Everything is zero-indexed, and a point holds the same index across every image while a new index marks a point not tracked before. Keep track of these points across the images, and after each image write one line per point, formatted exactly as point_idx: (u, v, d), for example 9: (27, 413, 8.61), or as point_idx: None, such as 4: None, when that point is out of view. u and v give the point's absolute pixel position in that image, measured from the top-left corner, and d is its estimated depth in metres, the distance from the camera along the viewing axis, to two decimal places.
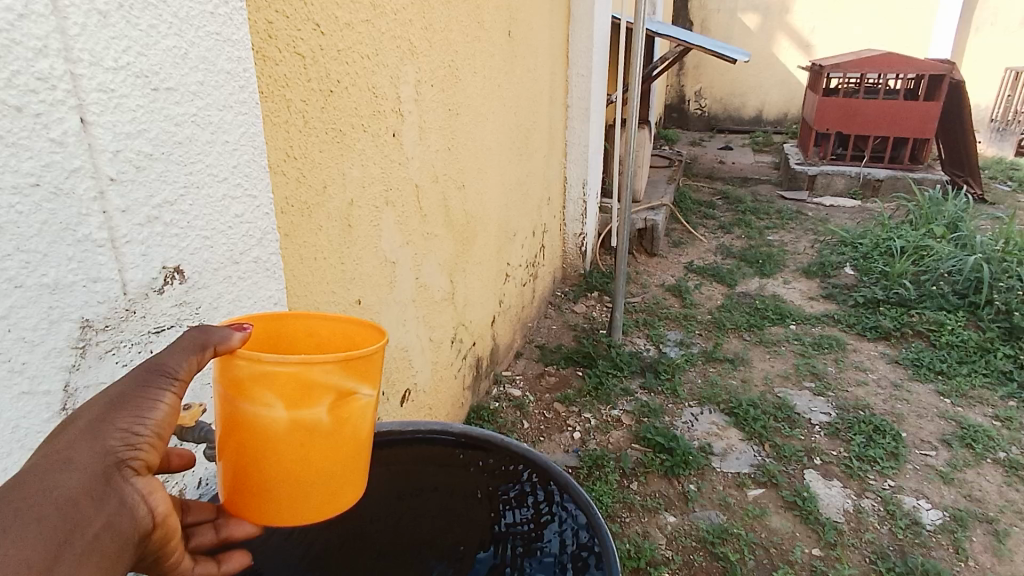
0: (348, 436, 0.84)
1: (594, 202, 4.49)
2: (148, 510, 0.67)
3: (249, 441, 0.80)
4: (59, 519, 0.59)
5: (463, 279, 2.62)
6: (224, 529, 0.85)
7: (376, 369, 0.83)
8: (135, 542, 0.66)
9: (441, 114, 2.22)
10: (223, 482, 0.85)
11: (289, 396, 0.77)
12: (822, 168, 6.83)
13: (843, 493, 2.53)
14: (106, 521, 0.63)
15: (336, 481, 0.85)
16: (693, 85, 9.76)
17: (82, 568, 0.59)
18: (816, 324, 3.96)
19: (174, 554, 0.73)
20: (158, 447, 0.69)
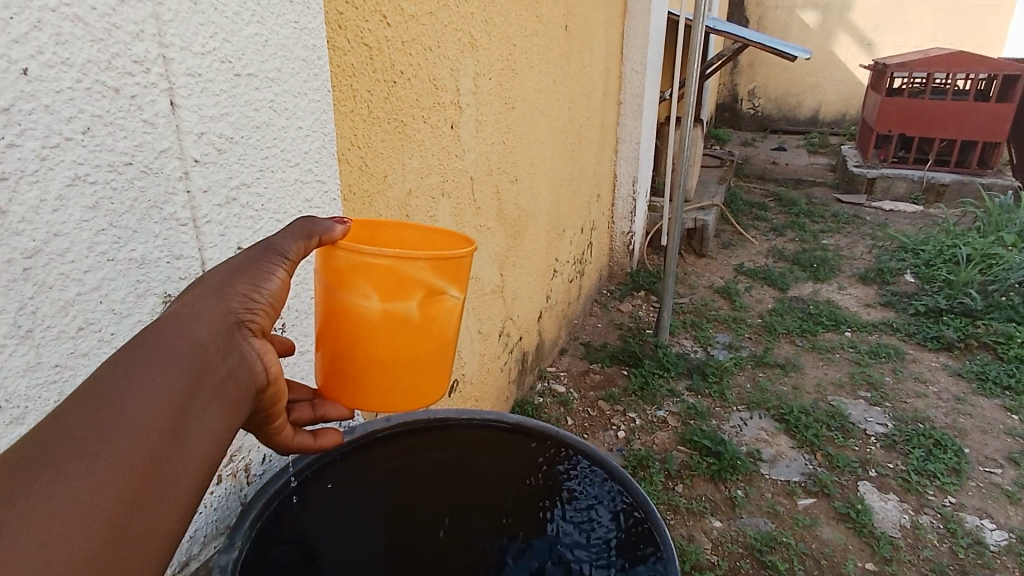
0: (434, 333, 0.89)
1: (644, 200, 4.43)
2: (263, 367, 0.70)
3: (345, 327, 0.85)
4: (192, 361, 0.61)
5: (513, 273, 2.62)
6: (321, 408, 0.89)
7: (465, 271, 0.86)
8: (251, 395, 0.69)
9: (498, 107, 2.23)
10: (320, 365, 0.90)
11: (386, 286, 0.82)
12: (883, 171, 6.58)
13: (899, 507, 2.44)
14: (228, 371, 0.65)
15: (421, 374, 0.91)
16: (747, 84, 9.52)
17: (208, 408, 0.62)
18: (873, 332, 3.82)
19: (279, 417, 0.78)
20: (272, 315, 0.71)
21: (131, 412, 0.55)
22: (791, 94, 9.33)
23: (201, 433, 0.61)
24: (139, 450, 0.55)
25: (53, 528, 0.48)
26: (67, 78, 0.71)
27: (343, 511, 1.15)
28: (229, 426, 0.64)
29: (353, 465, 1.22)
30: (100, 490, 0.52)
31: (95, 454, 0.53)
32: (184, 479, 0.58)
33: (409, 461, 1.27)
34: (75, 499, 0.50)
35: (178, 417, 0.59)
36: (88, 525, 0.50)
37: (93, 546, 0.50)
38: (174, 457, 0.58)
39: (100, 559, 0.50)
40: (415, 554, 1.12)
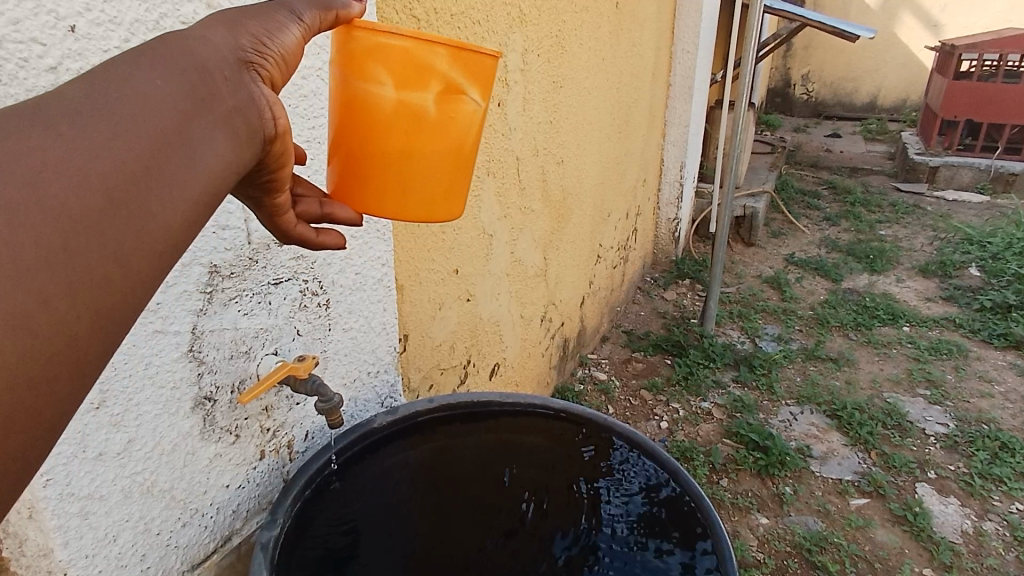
0: (453, 141, 0.76)
1: (691, 185, 4.30)
2: (273, 119, 0.58)
3: (359, 120, 0.73)
4: (193, 77, 0.51)
5: (556, 258, 2.56)
6: (329, 206, 0.76)
7: (488, 68, 0.73)
8: (260, 144, 0.57)
9: (546, 86, 2.17)
10: (334, 172, 0.79)
11: (403, 71, 0.69)
12: (946, 158, 6.24)
13: (961, 512, 2.31)
14: (238, 104, 0.54)
15: (437, 186, 0.78)
16: (801, 68, 9.12)
17: (211, 135, 0.52)
18: (934, 328, 3.63)
19: (280, 182, 0.66)
20: (285, 70, 0.60)
21: (118, 105, 0.47)
22: (848, 78, 8.90)
23: (205, 157, 0.51)
24: (132, 142, 0.46)
25: (38, 178, 0.41)
26: (115, 38, 0.69)
27: (384, 494, 1.13)
28: (239, 166, 0.54)
29: (396, 442, 1.20)
30: (92, 162, 0.44)
31: (87, 127, 0.45)
32: (187, 190, 0.49)
33: (452, 442, 1.24)
34: (64, 161, 0.43)
35: (181, 122, 0.50)
36: (78, 190, 0.43)
37: (82, 212, 0.43)
38: (176, 161, 0.49)
39: (92, 227, 0.43)
40: (453, 542, 1.10)
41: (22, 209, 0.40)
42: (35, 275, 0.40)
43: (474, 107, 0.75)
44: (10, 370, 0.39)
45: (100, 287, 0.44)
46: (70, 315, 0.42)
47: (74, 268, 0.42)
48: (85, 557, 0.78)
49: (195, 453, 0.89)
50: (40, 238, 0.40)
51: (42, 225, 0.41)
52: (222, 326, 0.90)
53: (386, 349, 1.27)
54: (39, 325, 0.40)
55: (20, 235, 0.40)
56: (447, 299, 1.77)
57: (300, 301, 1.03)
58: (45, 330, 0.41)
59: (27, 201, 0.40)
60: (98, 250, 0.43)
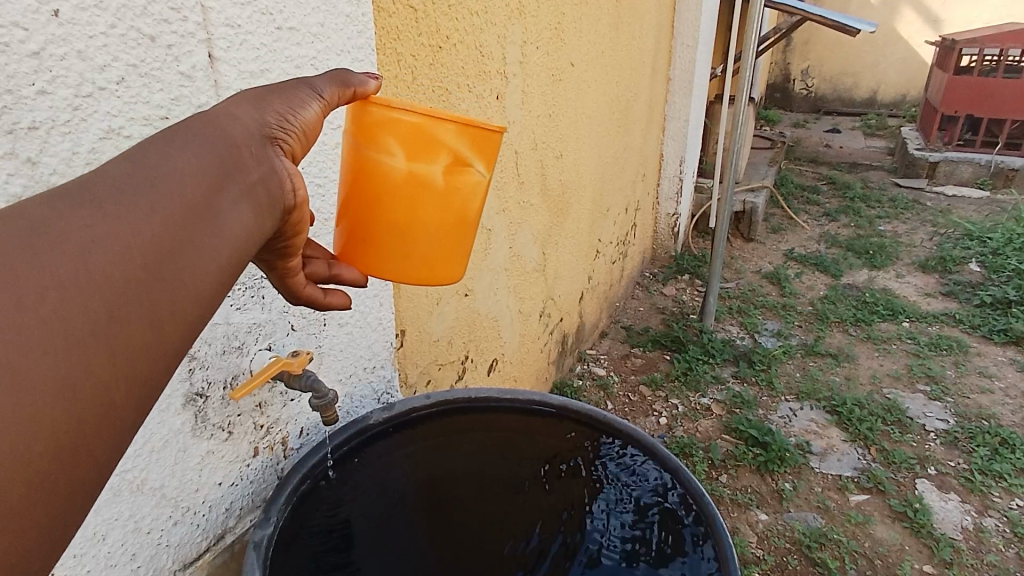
0: (457, 211, 0.77)
1: (690, 180, 4.28)
2: (292, 189, 0.62)
3: (368, 187, 0.75)
4: (223, 155, 0.55)
5: (555, 253, 2.54)
6: (336, 267, 0.78)
7: (495, 142, 0.75)
8: (280, 212, 0.61)
9: (545, 78, 2.14)
10: (340, 232, 0.80)
11: (413, 143, 0.71)
12: (946, 154, 6.22)
13: (961, 508, 2.30)
14: (262, 176, 0.59)
15: (439, 252, 0.80)
16: (801, 63, 9.08)
17: (240, 209, 0.56)
18: (933, 324, 3.62)
19: (293, 248, 0.69)
20: (304, 141, 0.64)
21: (157, 183, 0.50)
22: (848, 73, 8.88)
23: (233, 225, 0.55)
24: (169, 216, 0.50)
25: (87, 252, 0.44)
26: (101, 23, 0.67)
27: (380, 492, 1.12)
28: (260, 232, 0.58)
29: (391, 439, 1.18)
30: (134, 235, 0.47)
31: (128, 203, 0.48)
32: (214, 259, 0.53)
33: (447, 439, 1.23)
34: (108, 235, 0.46)
35: (211, 196, 0.53)
36: (121, 263, 0.46)
37: (125, 283, 0.46)
38: (205, 232, 0.52)
39: (131, 298, 0.46)
40: (451, 537, 1.08)
41: (71, 283, 0.43)
42: (82, 346, 0.42)
43: (480, 178, 0.76)
44: (51, 438, 0.40)
45: (136, 354, 0.46)
46: (110, 383, 0.44)
47: (114, 337, 0.44)
48: (73, 556, 0.76)
49: (186, 449, 0.87)
50: (89, 310, 0.43)
51: (90, 297, 0.43)
52: (214, 321, 0.87)
53: (382, 344, 1.25)
54: (84, 393, 0.42)
55: (68, 309, 0.42)
56: (445, 294, 1.75)
57: (294, 296, 1.01)
58: (86, 398, 0.42)
59: (74, 275, 0.43)
60: (136, 320, 0.46)
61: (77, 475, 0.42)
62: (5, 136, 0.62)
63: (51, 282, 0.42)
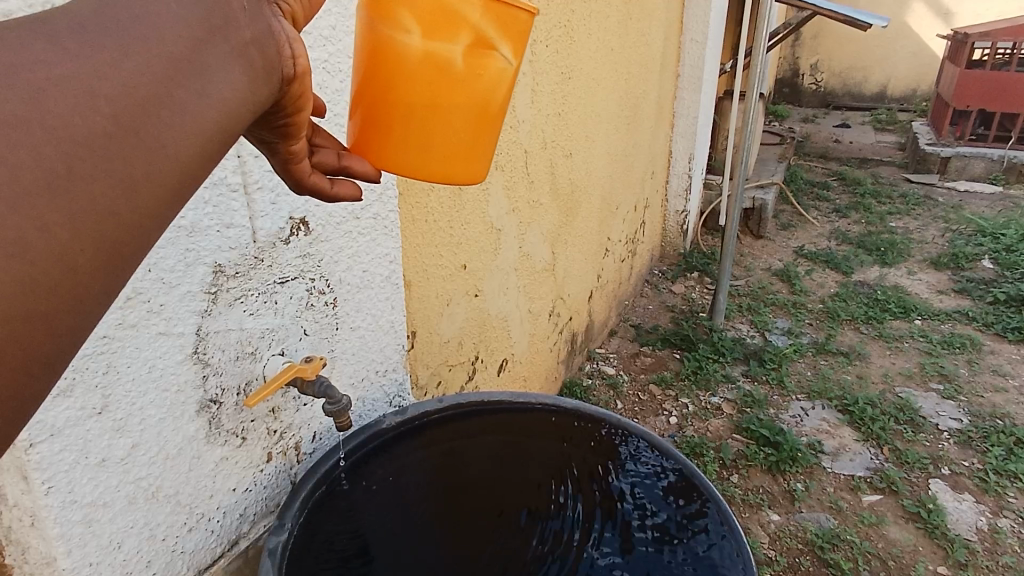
0: (480, 101, 0.70)
1: (699, 176, 4.25)
2: (291, 57, 0.52)
3: (382, 70, 0.68)
4: (206, 2, 0.46)
5: (564, 251, 2.53)
6: (347, 159, 0.70)
7: (524, 24, 0.68)
8: (275, 86, 0.51)
9: (554, 77, 2.13)
10: (353, 127, 0.74)
11: (431, 17, 0.64)
12: (958, 149, 6.15)
13: (975, 509, 2.28)
14: (257, 37, 0.49)
15: (459, 147, 0.72)
16: (810, 57, 9.00)
17: (229, 69, 0.47)
18: (946, 321, 3.59)
19: (296, 129, 0.60)
20: (307, 5, 0.53)
21: (129, 27, 0.43)
22: (858, 68, 8.80)
23: (223, 89, 0.46)
24: (142, 63, 0.42)
25: (40, 94, 0.37)
26: None
27: (392, 498, 1.11)
28: (256, 103, 0.49)
29: (404, 443, 1.18)
30: (100, 81, 0.40)
31: (95, 45, 0.41)
32: (200, 119, 0.45)
33: (461, 443, 1.23)
34: (68, 77, 0.39)
35: (196, 49, 0.45)
36: (81, 110, 0.39)
37: (87, 135, 0.39)
38: (189, 90, 0.44)
39: (98, 152, 0.39)
40: (465, 541, 1.07)
41: (20, 125, 0.36)
42: (32, 199, 0.36)
43: (505, 66, 0.69)
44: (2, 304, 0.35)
45: (102, 218, 0.40)
46: (69, 248, 0.38)
47: (73, 196, 0.38)
48: (89, 564, 0.77)
49: (200, 457, 0.87)
50: (39, 161, 0.37)
51: (40, 143, 0.37)
52: (227, 327, 0.88)
53: (393, 347, 1.24)
54: (38, 257, 0.37)
55: (16, 155, 0.36)
56: (455, 294, 1.74)
57: (307, 301, 1.01)
58: (41, 264, 0.37)
59: (23, 116, 0.36)
60: (103, 178, 0.39)
61: (32, 345, 0.37)
62: None
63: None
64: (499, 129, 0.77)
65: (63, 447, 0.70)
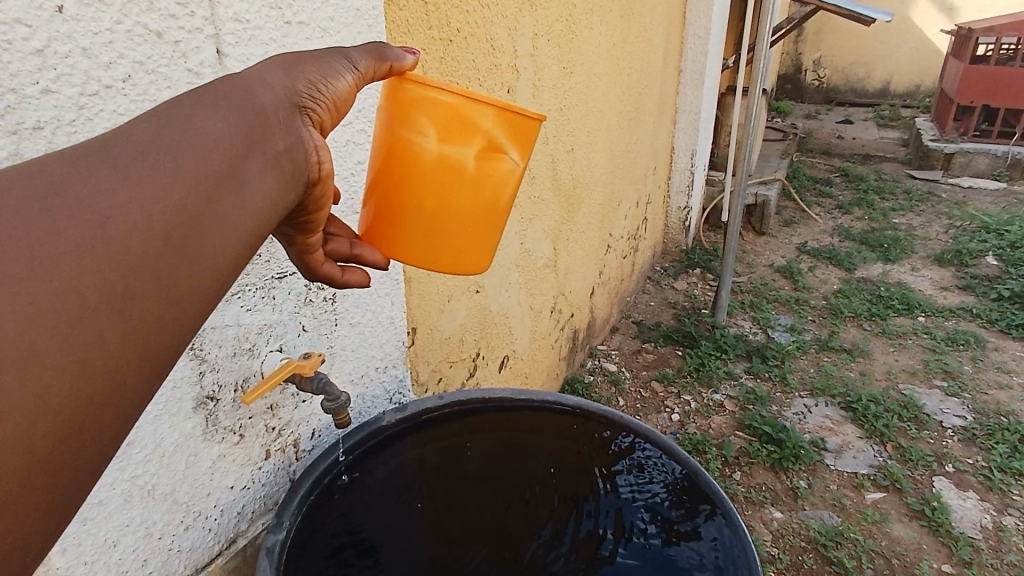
0: (487, 198, 0.76)
1: (702, 173, 4.23)
2: (317, 162, 0.60)
3: (399, 168, 0.74)
4: (249, 122, 0.53)
5: (566, 247, 2.51)
6: (358, 248, 0.77)
7: (532, 132, 0.74)
8: (303, 185, 0.59)
9: (556, 71, 2.11)
10: (367, 212, 0.79)
11: (447, 125, 0.70)
12: (962, 145, 6.12)
13: (979, 507, 2.27)
14: (289, 147, 0.56)
15: (467, 239, 0.78)
16: (812, 53, 8.96)
17: (265, 177, 0.53)
18: (950, 318, 3.57)
19: (314, 224, 0.67)
20: (333, 113, 0.61)
21: (180, 148, 0.48)
22: (861, 63, 8.76)
23: (257, 196, 0.52)
24: (192, 183, 0.47)
25: (107, 221, 0.42)
26: (106, 20, 0.66)
27: (393, 496, 1.10)
28: (283, 204, 0.56)
29: (404, 441, 1.17)
30: (156, 201, 0.45)
31: (152, 167, 0.46)
32: (237, 227, 0.50)
33: (463, 441, 1.21)
34: (130, 201, 0.43)
35: (237, 162, 0.51)
36: (141, 231, 0.43)
37: (144, 254, 0.43)
38: (229, 201, 0.50)
39: (153, 271, 0.43)
40: (467, 540, 1.06)
41: (89, 251, 0.40)
42: (95, 319, 0.40)
43: (513, 168, 0.75)
44: (59, 418, 0.38)
45: (148, 333, 0.43)
46: (121, 363, 0.42)
47: (130, 312, 0.42)
48: (83, 564, 0.75)
49: (197, 454, 0.86)
50: (104, 284, 0.41)
51: (105, 266, 0.41)
52: (224, 323, 0.86)
53: (393, 344, 1.23)
54: (94, 372, 0.40)
55: (84, 279, 0.40)
56: (456, 291, 1.73)
57: (305, 296, 1.00)
58: (97, 377, 0.40)
59: (91, 242, 0.41)
60: (156, 293, 0.44)
61: (80, 453, 0.40)
62: (8, 136, 0.60)
63: (68, 250, 0.40)
64: (504, 219, 0.82)
65: None
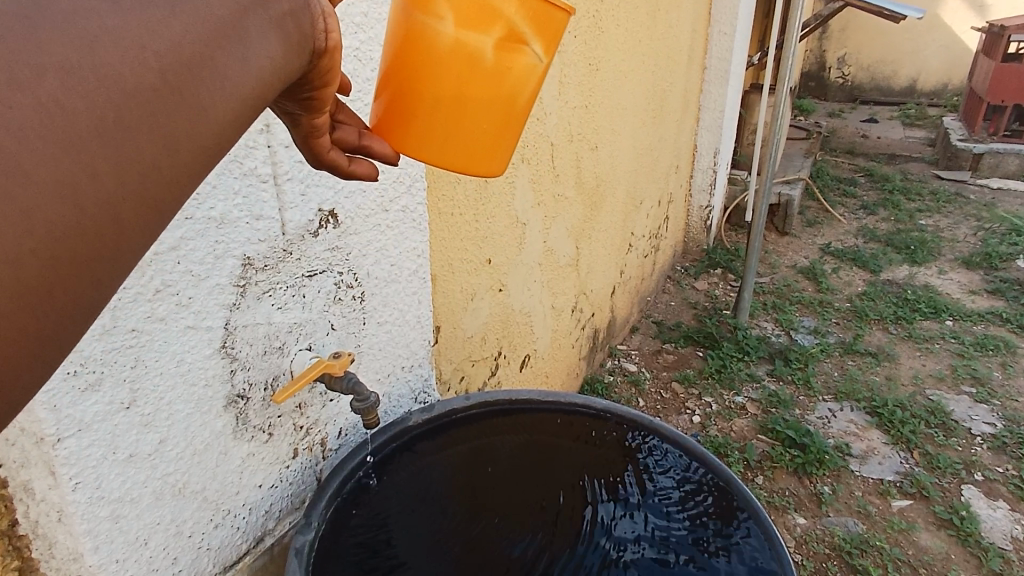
0: (506, 96, 0.68)
1: (724, 171, 4.17)
2: (324, 31, 0.51)
3: (413, 58, 0.66)
4: None
5: (588, 246, 2.49)
6: (367, 138, 0.66)
7: (560, 25, 0.66)
8: (307, 56, 0.51)
9: (582, 68, 2.09)
10: (378, 108, 0.71)
11: (467, 7, 0.62)
12: (992, 145, 5.98)
13: (1010, 517, 2.21)
14: (295, 10, 0.49)
15: (480, 140, 0.70)
16: (837, 50, 8.79)
17: (268, 38, 0.47)
18: (979, 323, 3.49)
19: (322, 104, 0.57)
20: None
21: None
22: (887, 61, 8.60)
23: (261, 56, 0.46)
24: (193, 25, 0.42)
25: (94, 43, 0.37)
26: None
27: (420, 496, 1.09)
28: (288, 74, 0.49)
29: (431, 441, 1.16)
30: (151, 35, 0.40)
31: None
32: (240, 86, 0.45)
33: (487, 441, 1.20)
34: (121, 29, 0.38)
35: (239, 15, 0.45)
36: (134, 63, 0.38)
37: (136, 88, 0.39)
38: (230, 55, 0.44)
39: (145, 107, 0.39)
40: (492, 540, 1.05)
41: (75, 70, 0.36)
42: (82, 144, 0.36)
43: (536, 63, 0.67)
44: (48, 242, 0.35)
45: (143, 173, 0.39)
46: (113, 198, 0.38)
47: (122, 147, 0.38)
48: (115, 561, 0.75)
49: (227, 452, 0.86)
50: (92, 107, 0.36)
51: (92, 90, 0.37)
52: (255, 321, 0.86)
53: (420, 343, 1.22)
54: (86, 204, 0.37)
55: (70, 97, 0.36)
56: (480, 289, 1.72)
57: (335, 295, 0.99)
58: (89, 209, 0.37)
59: (78, 63, 0.36)
60: (148, 133, 0.39)
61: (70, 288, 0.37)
62: None
63: (53, 64, 0.35)
64: (522, 129, 0.74)
65: (92, 442, 0.69)
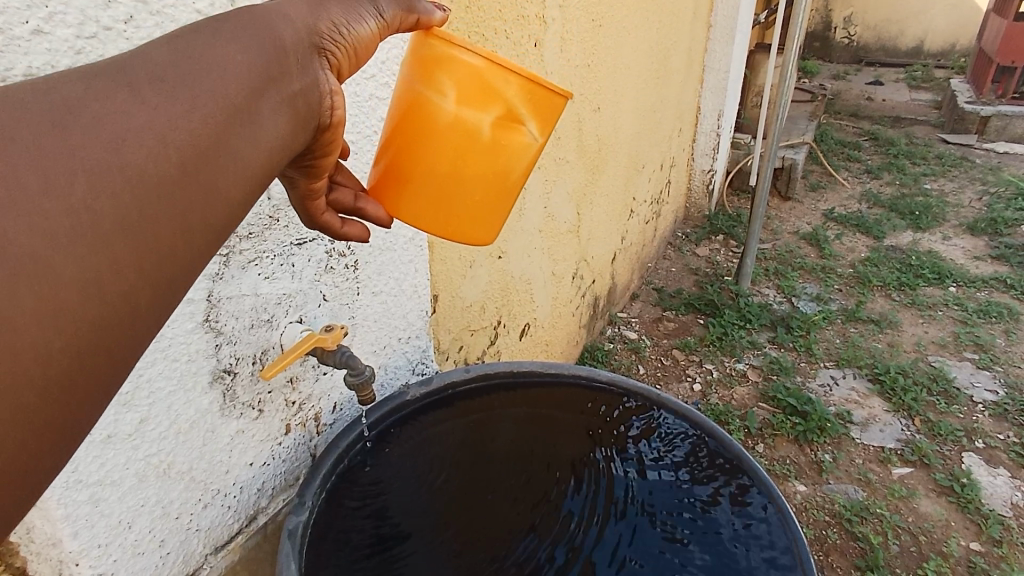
0: (499, 170, 0.75)
1: (727, 134, 4.07)
2: (330, 108, 0.61)
3: (413, 129, 0.73)
4: (267, 57, 0.53)
5: (589, 212, 2.43)
6: (361, 201, 0.75)
7: (553, 109, 0.73)
8: (314, 125, 0.59)
9: (585, 25, 1.99)
10: (376, 170, 0.78)
11: (468, 89, 0.70)
12: (1000, 107, 5.85)
13: (1011, 484, 2.21)
14: (305, 88, 0.57)
15: (474, 209, 0.77)
16: (844, 9, 8.54)
17: (277, 115, 0.54)
18: (982, 289, 3.45)
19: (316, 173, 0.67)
20: (351, 59, 0.62)
21: (198, 81, 0.47)
22: (893, 21, 8.37)
23: (270, 133, 0.53)
24: (208, 111, 0.47)
25: (121, 144, 0.42)
26: None
27: (419, 473, 1.06)
28: (292, 147, 0.56)
29: (425, 415, 1.13)
30: (173, 129, 0.45)
31: (168, 94, 0.45)
32: (249, 164, 0.51)
33: (487, 416, 1.16)
34: (145, 127, 0.43)
35: (252, 100, 0.51)
36: (155, 158, 0.43)
37: (158, 181, 0.43)
38: (244, 136, 0.50)
39: (164, 197, 0.44)
40: (490, 517, 1.02)
41: (103, 172, 0.40)
42: (109, 239, 0.40)
43: (528, 141, 0.74)
44: (74, 337, 0.38)
45: (161, 258, 0.44)
46: (135, 285, 0.42)
47: (142, 236, 0.42)
48: (98, 546, 0.72)
49: (215, 429, 0.82)
50: (117, 206, 0.41)
51: (118, 188, 0.41)
52: (240, 292, 0.81)
53: (417, 314, 1.17)
54: (106, 291, 0.40)
55: (97, 199, 0.40)
56: (479, 257, 1.66)
57: (326, 263, 0.93)
58: (110, 295, 0.40)
59: (106, 165, 0.41)
60: (164, 220, 0.44)
61: (95, 377, 0.40)
62: None
63: (83, 170, 0.40)
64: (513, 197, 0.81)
65: None
